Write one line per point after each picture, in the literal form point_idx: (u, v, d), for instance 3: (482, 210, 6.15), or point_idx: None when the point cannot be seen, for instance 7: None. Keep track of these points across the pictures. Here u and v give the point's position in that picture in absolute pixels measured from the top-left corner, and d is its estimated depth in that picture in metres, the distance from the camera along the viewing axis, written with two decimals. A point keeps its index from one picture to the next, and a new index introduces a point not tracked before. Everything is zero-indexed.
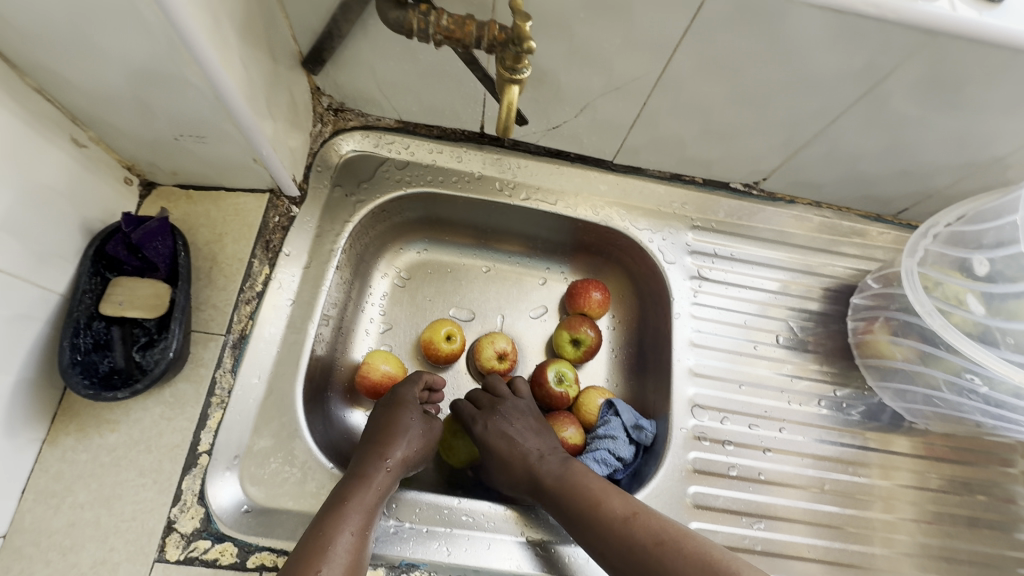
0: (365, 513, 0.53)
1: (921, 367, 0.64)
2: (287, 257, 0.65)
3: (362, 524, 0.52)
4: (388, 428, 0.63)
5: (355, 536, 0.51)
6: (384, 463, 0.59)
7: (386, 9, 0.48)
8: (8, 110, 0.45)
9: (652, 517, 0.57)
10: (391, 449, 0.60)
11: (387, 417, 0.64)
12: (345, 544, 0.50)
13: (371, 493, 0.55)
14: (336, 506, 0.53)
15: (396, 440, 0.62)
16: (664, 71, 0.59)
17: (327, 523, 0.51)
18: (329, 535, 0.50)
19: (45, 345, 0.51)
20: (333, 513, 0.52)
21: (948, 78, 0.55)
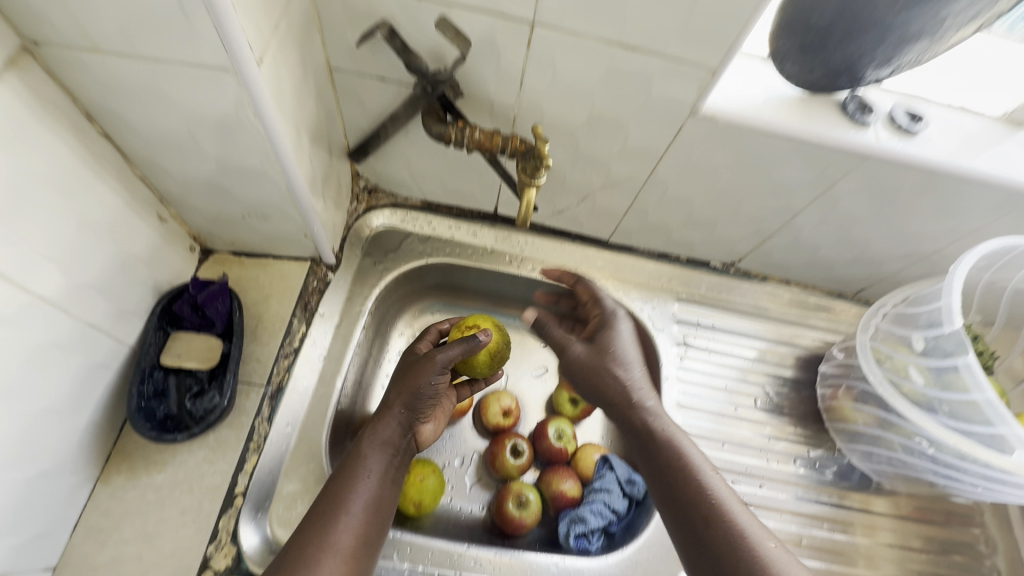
0: (376, 466, 0.59)
1: (879, 431, 0.73)
2: (320, 316, 0.74)
3: (377, 475, 0.59)
4: (399, 380, 0.65)
5: (371, 485, 0.58)
6: (394, 414, 0.63)
7: (431, 125, 0.60)
8: (117, 194, 0.54)
9: (705, 471, 0.60)
10: (397, 402, 0.64)
11: (401, 369, 0.67)
12: (361, 494, 0.56)
13: (382, 448, 0.61)
14: (352, 460, 0.59)
15: (403, 392, 0.64)
16: (653, 174, 0.71)
17: (344, 475, 0.58)
18: (344, 486, 0.57)
19: (113, 391, 0.59)
20: (351, 466, 0.59)
21: (883, 187, 0.67)
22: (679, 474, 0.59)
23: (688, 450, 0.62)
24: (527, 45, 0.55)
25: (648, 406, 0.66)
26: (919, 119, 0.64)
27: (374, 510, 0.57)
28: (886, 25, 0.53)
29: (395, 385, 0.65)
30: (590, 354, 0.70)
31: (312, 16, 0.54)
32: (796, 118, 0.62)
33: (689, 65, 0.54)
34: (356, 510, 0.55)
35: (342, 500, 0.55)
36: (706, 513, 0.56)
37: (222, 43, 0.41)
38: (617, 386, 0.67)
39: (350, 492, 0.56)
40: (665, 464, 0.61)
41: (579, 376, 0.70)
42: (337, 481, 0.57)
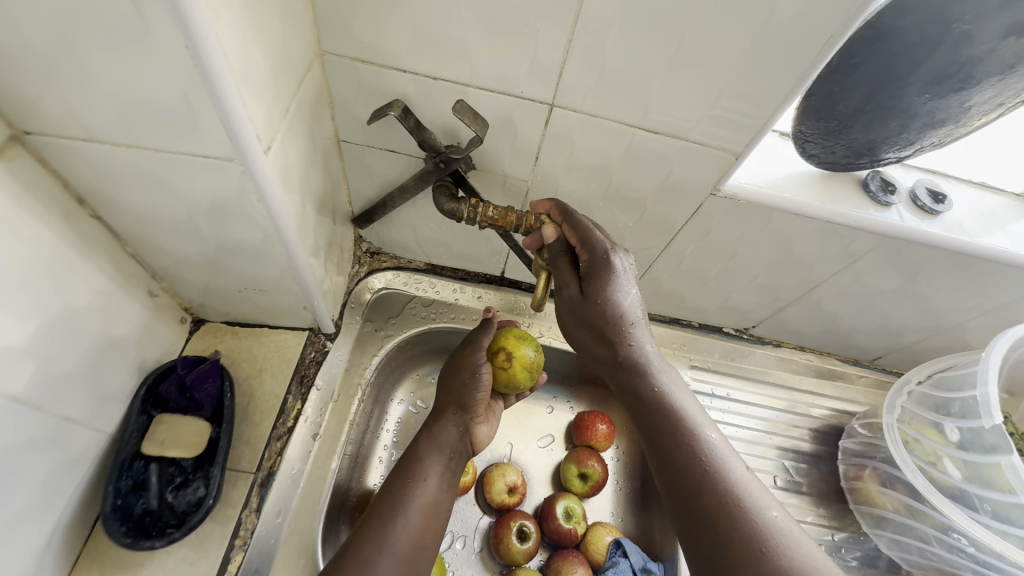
0: (433, 466, 0.61)
1: (910, 520, 0.69)
2: (318, 391, 0.68)
3: (434, 476, 0.60)
4: (448, 382, 0.69)
5: (429, 486, 0.59)
6: (450, 417, 0.66)
7: (442, 202, 0.58)
8: (106, 276, 0.51)
9: (705, 434, 0.51)
10: (452, 405, 0.67)
11: (444, 373, 0.70)
12: (420, 494, 0.58)
13: (439, 449, 0.63)
14: (411, 462, 0.61)
15: (456, 395, 0.68)
16: (668, 246, 0.68)
17: (402, 476, 0.59)
18: (402, 488, 0.58)
19: (88, 486, 0.53)
20: (409, 468, 0.60)
21: (906, 264, 0.65)
22: (673, 436, 0.50)
23: (683, 404, 0.53)
24: (545, 123, 0.54)
25: (644, 358, 0.56)
26: (942, 199, 0.63)
27: (432, 510, 0.58)
28: (913, 112, 0.52)
29: (446, 389, 0.69)
30: (595, 300, 0.55)
31: (323, 91, 0.53)
32: (819, 198, 0.60)
33: (710, 146, 0.53)
34: (412, 510, 0.56)
35: (399, 500, 0.57)
36: (698, 471, 0.47)
37: (228, 135, 0.38)
38: (600, 342, 0.57)
39: (409, 492, 0.58)
40: (663, 429, 0.51)
41: (577, 318, 0.58)
42: (395, 482, 0.59)
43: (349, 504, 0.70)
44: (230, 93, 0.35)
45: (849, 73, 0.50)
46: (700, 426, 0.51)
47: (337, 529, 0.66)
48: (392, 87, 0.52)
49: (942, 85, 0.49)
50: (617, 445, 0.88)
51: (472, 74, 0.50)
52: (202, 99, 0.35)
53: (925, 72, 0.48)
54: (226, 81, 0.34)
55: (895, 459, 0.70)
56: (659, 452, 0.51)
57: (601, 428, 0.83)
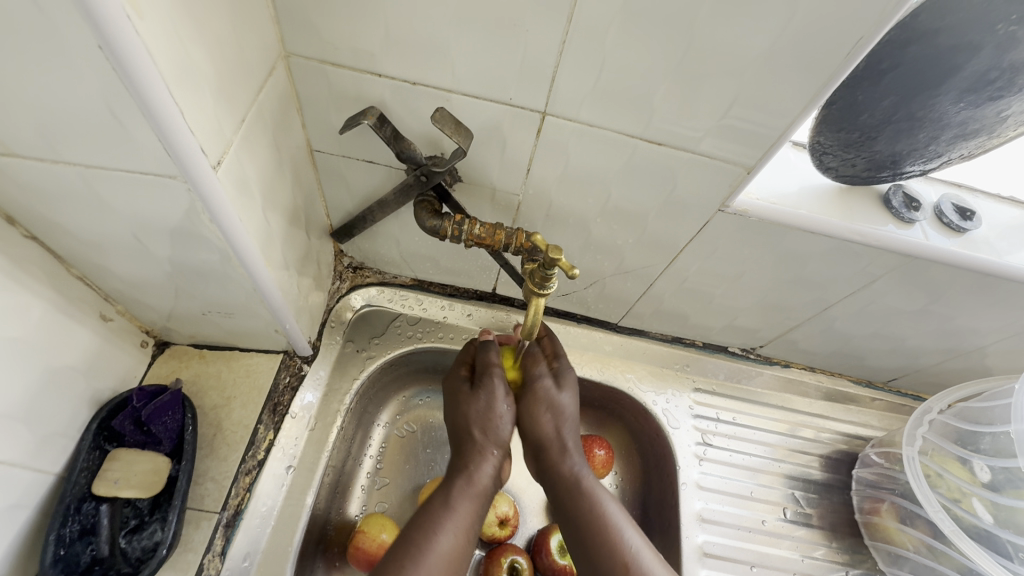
0: (465, 516, 0.53)
1: (932, 562, 0.64)
2: (293, 418, 0.63)
3: (463, 528, 0.53)
4: (477, 417, 0.58)
5: (456, 539, 0.52)
6: (488, 458, 0.57)
7: (424, 218, 0.53)
8: (46, 298, 0.47)
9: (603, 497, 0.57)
10: (487, 445, 0.57)
11: (469, 400, 0.59)
12: (445, 548, 0.51)
13: (471, 494, 0.55)
14: (440, 508, 0.53)
15: (491, 435, 0.57)
16: (670, 264, 0.63)
17: (428, 524, 0.52)
18: (427, 536, 0.51)
19: (28, 535, 0.48)
20: (436, 514, 0.53)
21: (930, 285, 0.60)
22: (600, 535, 0.53)
23: (607, 504, 0.56)
24: (536, 132, 0.49)
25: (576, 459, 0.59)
26: (969, 216, 0.58)
27: (456, 568, 0.51)
28: (945, 122, 0.47)
29: (473, 423, 0.58)
30: (557, 398, 0.60)
31: (291, 95, 0.48)
32: (837, 215, 0.55)
33: (719, 159, 0.49)
34: (436, 565, 0.49)
35: (424, 555, 0.50)
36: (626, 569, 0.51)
37: (166, 148, 0.34)
38: (556, 439, 0.59)
39: (432, 543, 0.50)
40: (586, 526, 0.55)
41: (539, 415, 0.59)
42: (421, 530, 0.51)
43: (325, 540, 0.64)
44: (163, 99, 0.32)
45: (877, 79, 0.46)
46: (621, 526, 0.54)
47: (311, 569, 0.60)
48: (368, 93, 0.47)
49: (979, 92, 0.45)
50: (616, 471, 0.79)
51: (454, 79, 0.45)
52: (128, 107, 0.31)
53: (962, 78, 0.44)
54: (162, 92, 0.31)
55: (916, 495, 0.65)
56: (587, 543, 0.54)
57: (600, 453, 0.74)
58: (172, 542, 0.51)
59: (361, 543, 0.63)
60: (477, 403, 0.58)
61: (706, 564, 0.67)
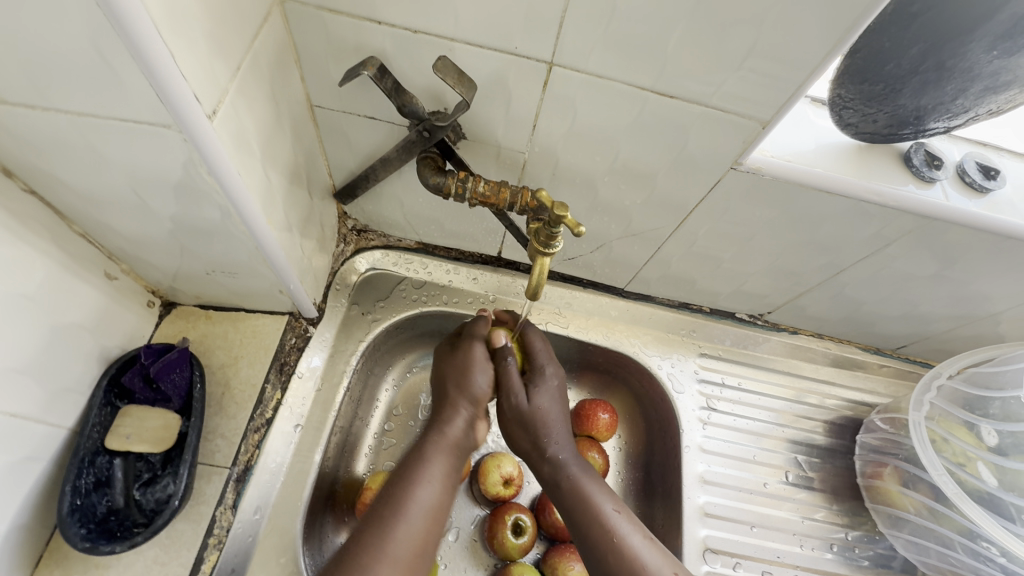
0: (443, 467, 0.54)
1: (933, 523, 0.65)
2: (300, 378, 0.64)
3: (441, 478, 0.53)
4: (455, 371, 0.60)
5: (435, 490, 0.52)
6: (460, 411, 0.58)
7: (427, 175, 0.52)
8: (49, 256, 0.47)
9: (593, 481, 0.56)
10: (461, 398, 0.59)
11: (448, 357, 0.62)
12: (426, 499, 0.51)
13: (446, 446, 0.56)
14: (416, 461, 0.53)
15: (465, 388, 0.59)
16: (679, 226, 0.62)
17: (404, 477, 0.52)
18: (406, 488, 0.51)
19: (46, 485, 0.50)
20: (413, 467, 0.53)
21: (949, 248, 0.58)
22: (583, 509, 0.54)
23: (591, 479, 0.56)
24: (543, 85, 0.47)
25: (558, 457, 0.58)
26: (994, 175, 0.55)
27: (437, 514, 0.51)
28: (974, 73, 0.45)
29: (454, 386, 0.59)
30: (533, 408, 0.59)
31: (288, 46, 0.46)
32: (855, 174, 0.53)
33: (732, 113, 0.46)
34: (417, 513, 0.49)
35: (402, 504, 0.49)
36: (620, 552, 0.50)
37: (157, 94, 0.33)
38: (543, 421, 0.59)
39: (413, 493, 0.50)
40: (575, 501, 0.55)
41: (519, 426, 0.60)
42: (398, 483, 0.51)
43: (334, 497, 0.65)
44: (151, 40, 0.31)
45: (907, 24, 0.44)
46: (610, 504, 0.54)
47: (320, 524, 0.62)
48: (368, 43, 0.45)
49: (1015, 38, 0.42)
50: (620, 434, 0.80)
51: (456, 26, 0.43)
52: (116, 48, 0.31)
53: (998, 23, 0.41)
54: (149, 28, 0.30)
55: (921, 460, 0.65)
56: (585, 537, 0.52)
57: (603, 416, 0.75)
58: (184, 494, 0.52)
59: (369, 499, 0.64)
60: (460, 361, 0.61)
61: (707, 524, 0.69)
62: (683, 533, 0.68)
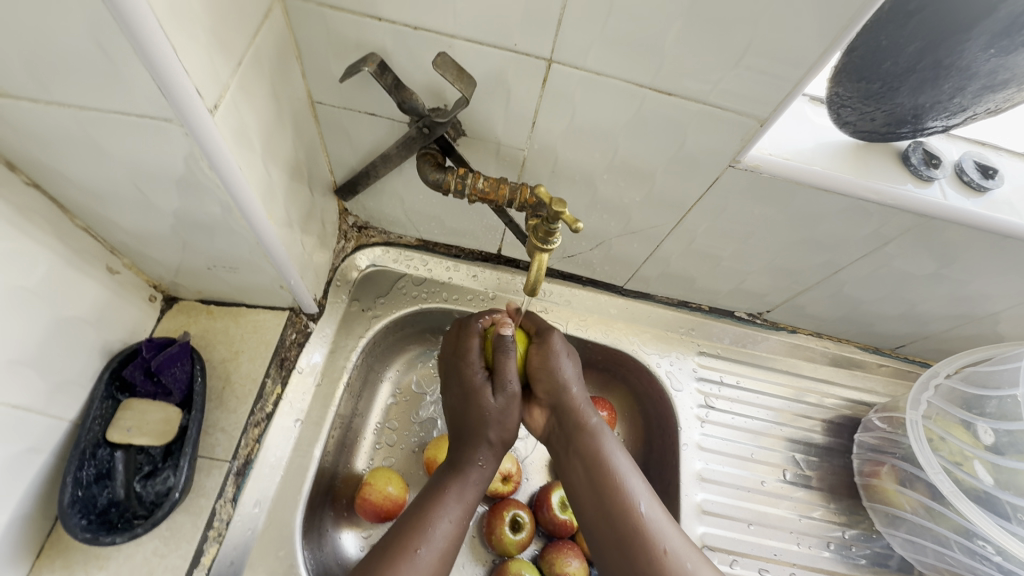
0: (466, 497, 0.54)
1: (929, 522, 0.65)
2: (299, 373, 0.64)
3: (462, 509, 0.53)
4: (475, 393, 0.59)
5: (457, 520, 0.52)
6: (486, 436, 0.58)
7: (426, 171, 0.52)
8: (52, 249, 0.48)
9: (615, 454, 0.56)
10: (486, 421, 0.58)
11: (465, 376, 0.60)
12: (447, 531, 0.51)
13: (469, 475, 0.56)
14: (441, 488, 0.54)
15: (483, 407, 0.58)
16: (678, 224, 0.62)
17: (429, 501, 0.53)
18: (428, 519, 0.51)
19: (46, 476, 0.50)
20: (436, 498, 0.53)
21: (946, 248, 0.58)
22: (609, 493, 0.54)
23: (615, 455, 0.56)
24: (542, 82, 0.47)
25: (579, 439, 0.58)
26: (992, 174, 0.56)
27: (454, 547, 0.51)
28: (972, 71, 0.45)
29: (473, 402, 0.59)
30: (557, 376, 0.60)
31: (289, 42, 0.47)
32: (853, 172, 0.53)
33: (730, 111, 0.47)
34: (438, 544, 0.50)
35: (426, 533, 0.50)
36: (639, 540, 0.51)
37: (158, 88, 0.34)
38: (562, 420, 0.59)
39: (435, 525, 0.51)
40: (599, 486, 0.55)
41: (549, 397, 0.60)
42: (421, 510, 0.52)
43: (333, 491, 0.66)
44: (153, 35, 0.31)
45: (904, 22, 0.44)
46: (630, 479, 0.55)
47: (319, 519, 0.62)
48: (368, 40, 0.46)
49: (1012, 37, 0.42)
50: (618, 432, 0.81)
51: (456, 23, 0.43)
52: (117, 40, 0.31)
53: (995, 21, 0.41)
54: (150, 21, 0.30)
55: (918, 458, 0.65)
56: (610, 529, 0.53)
57: (603, 414, 0.75)
58: (184, 487, 0.52)
59: (368, 494, 0.64)
60: (482, 380, 0.59)
61: (704, 521, 0.69)
62: (680, 530, 0.68)
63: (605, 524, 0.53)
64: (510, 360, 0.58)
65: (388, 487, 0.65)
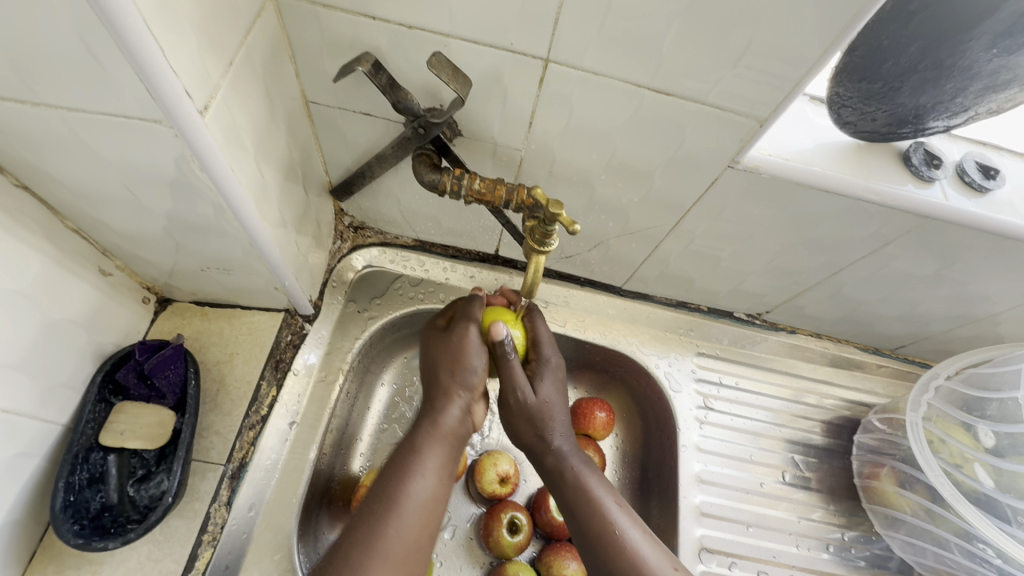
0: (436, 461, 0.52)
1: (929, 524, 0.65)
2: (295, 374, 0.63)
3: (435, 471, 0.52)
4: (446, 360, 0.57)
5: (430, 483, 0.51)
6: (454, 399, 0.56)
7: (422, 172, 0.52)
8: (41, 251, 0.47)
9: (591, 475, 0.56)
10: (454, 386, 0.56)
11: (440, 343, 0.59)
12: (419, 494, 0.50)
13: (439, 439, 0.54)
14: (411, 451, 0.52)
15: (459, 375, 0.57)
16: (677, 225, 0.61)
17: (400, 466, 0.51)
18: (399, 483, 0.50)
19: (37, 482, 0.49)
20: (406, 461, 0.52)
21: (948, 249, 0.58)
22: (587, 506, 0.53)
23: (591, 479, 0.55)
24: (539, 82, 0.47)
25: (561, 448, 0.57)
26: (993, 175, 0.55)
27: (433, 509, 0.50)
28: (974, 71, 0.44)
29: (443, 369, 0.57)
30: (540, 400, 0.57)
31: (282, 41, 0.46)
32: (853, 172, 0.52)
33: (730, 111, 0.46)
34: (412, 508, 0.49)
35: (397, 498, 0.49)
36: (617, 547, 0.50)
37: (146, 89, 0.33)
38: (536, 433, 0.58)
39: (405, 489, 0.49)
40: (575, 501, 0.54)
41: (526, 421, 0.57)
42: (391, 476, 0.50)
43: (329, 494, 0.65)
44: (140, 35, 0.30)
45: (905, 22, 0.43)
46: (606, 501, 0.54)
47: (315, 522, 0.62)
48: (362, 38, 0.45)
49: (1015, 37, 0.42)
50: (617, 433, 0.80)
51: (451, 22, 0.43)
52: (103, 41, 0.30)
53: (998, 20, 0.41)
54: (136, 21, 0.30)
55: (918, 461, 0.65)
56: (579, 537, 0.52)
57: (601, 416, 0.74)
58: (177, 490, 0.52)
59: (364, 497, 0.64)
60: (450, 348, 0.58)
61: (703, 523, 0.68)
62: (679, 532, 0.67)
63: (579, 536, 0.52)
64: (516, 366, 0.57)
65: None
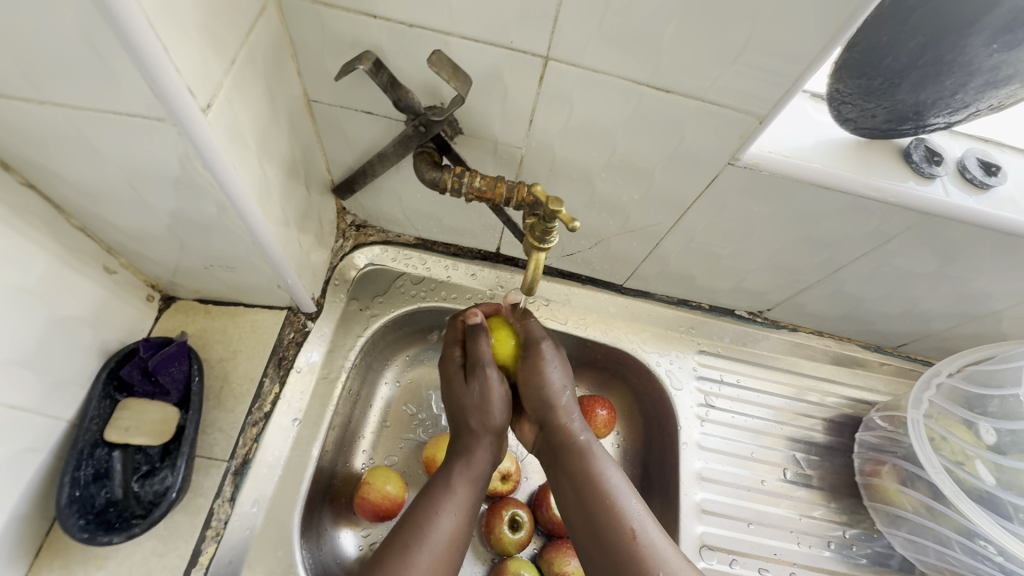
0: (462, 497, 0.54)
1: (930, 521, 0.65)
2: (298, 372, 0.64)
3: (461, 507, 0.53)
4: (472, 405, 0.59)
5: (455, 518, 0.52)
6: (483, 443, 0.58)
7: (423, 170, 0.52)
8: (47, 249, 0.48)
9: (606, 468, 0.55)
10: (481, 430, 0.59)
11: (463, 389, 0.60)
12: (444, 528, 0.51)
13: (466, 478, 0.55)
14: (439, 491, 0.54)
15: (484, 419, 0.58)
16: (678, 222, 0.62)
17: (426, 504, 0.53)
18: (424, 518, 0.51)
19: (44, 477, 0.50)
20: (434, 497, 0.53)
21: (949, 246, 0.58)
22: (601, 502, 0.52)
23: (609, 474, 0.55)
24: (539, 80, 0.47)
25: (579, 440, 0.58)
26: (994, 171, 0.55)
27: (455, 544, 0.51)
28: (975, 67, 0.44)
29: (471, 413, 0.59)
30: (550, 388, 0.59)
31: (285, 41, 0.46)
32: (853, 169, 0.52)
33: (730, 108, 0.46)
34: (437, 541, 0.50)
35: (424, 531, 0.50)
36: (633, 544, 0.49)
37: (150, 88, 0.34)
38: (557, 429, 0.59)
39: (429, 523, 0.51)
40: (591, 499, 0.53)
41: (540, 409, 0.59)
42: (419, 511, 0.52)
43: (332, 490, 0.65)
44: (143, 35, 0.31)
45: (905, 18, 0.43)
46: (622, 497, 0.53)
47: (318, 518, 0.62)
48: (364, 37, 0.45)
49: (1015, 33, 0.42)
50: (618, 430, 0.80)
51: (451, 20, 0.43)
52: (108, 40, 0.31)
53: (997, 16, 0.41)
54: (140, 20, 0.30)
55: (918, 458, 0.65)
56: (595, 538, 0.51)
57: (602, 413, 0.74)
58: (181, 486, 0.52)
59: (366, 494, 0.64)
60: (472, 392, 0.59)
61: (704, 520, 0.68)
62: (680, 530, 0.68)
63: (595, 536, 0.51)
64: (537, 360, 0.60)
65: (387, 486, 0.65)
